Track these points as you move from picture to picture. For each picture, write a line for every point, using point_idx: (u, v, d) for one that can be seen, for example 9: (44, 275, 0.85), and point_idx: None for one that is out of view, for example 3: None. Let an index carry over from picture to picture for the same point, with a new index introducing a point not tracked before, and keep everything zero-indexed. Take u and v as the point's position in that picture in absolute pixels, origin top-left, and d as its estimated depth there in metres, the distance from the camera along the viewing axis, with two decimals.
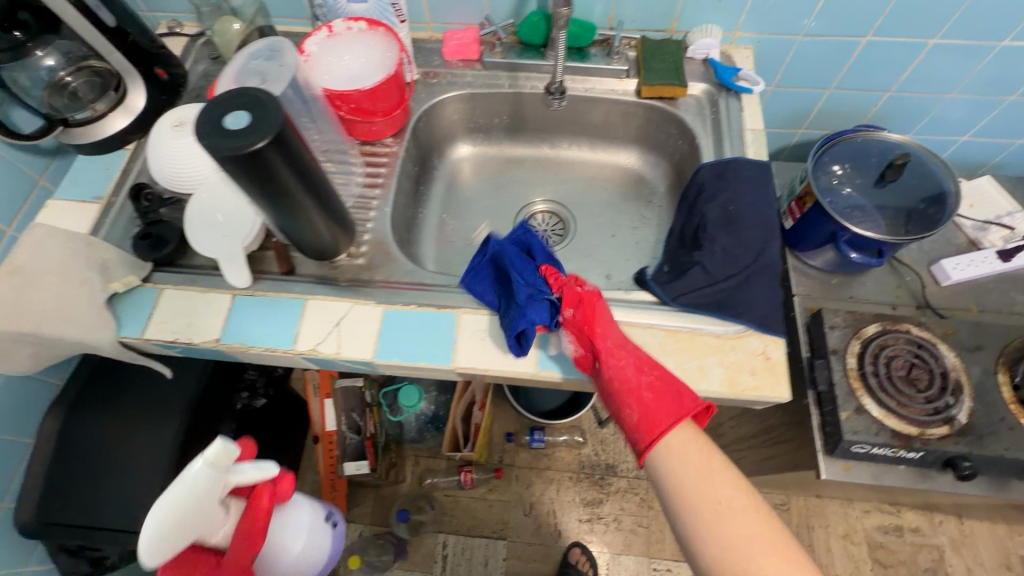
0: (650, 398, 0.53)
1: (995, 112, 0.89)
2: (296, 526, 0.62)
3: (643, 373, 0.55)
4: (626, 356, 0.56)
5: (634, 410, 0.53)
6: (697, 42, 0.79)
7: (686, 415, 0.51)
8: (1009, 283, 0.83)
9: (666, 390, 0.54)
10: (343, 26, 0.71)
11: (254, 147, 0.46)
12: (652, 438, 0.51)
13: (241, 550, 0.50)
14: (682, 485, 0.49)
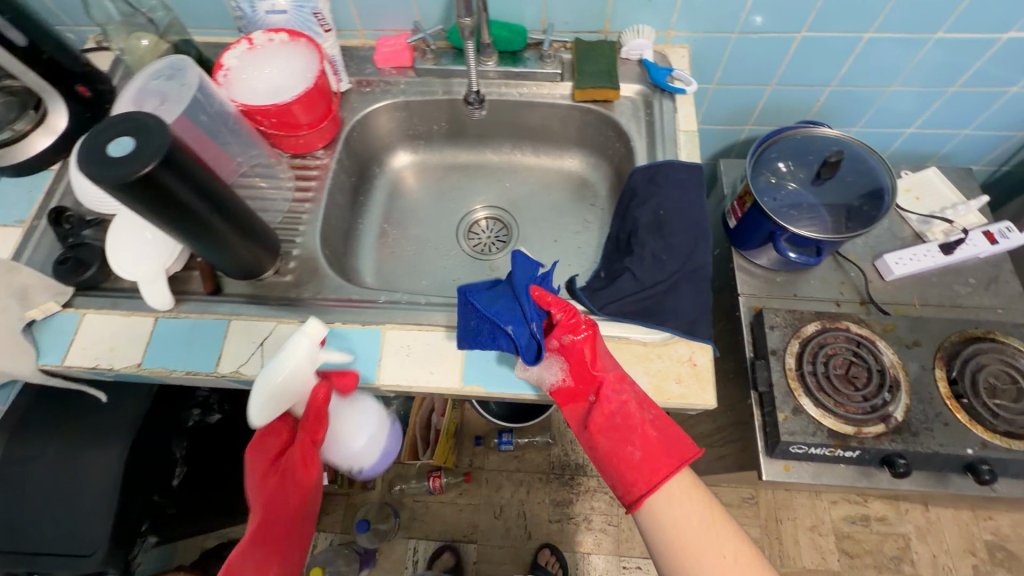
0: (654, 436, 0.56)
1: (938, 104, 0.86)
2: (361, 423, 0.64)
3: (647, 410, 0.57)
4: (630, 391, 0.57)
5: (639, 446, 0.55)
6: (630, 43, 0.78)
7: (688, 457, 0.54)
8: (951, 277, 0.84)
9: (669, 429, 0.56)
10: (263, 38, 0.70)
11: (140, 172, 0.44)
12: (655, 478, 0.54)
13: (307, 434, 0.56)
14: (690, 541, 0.52)
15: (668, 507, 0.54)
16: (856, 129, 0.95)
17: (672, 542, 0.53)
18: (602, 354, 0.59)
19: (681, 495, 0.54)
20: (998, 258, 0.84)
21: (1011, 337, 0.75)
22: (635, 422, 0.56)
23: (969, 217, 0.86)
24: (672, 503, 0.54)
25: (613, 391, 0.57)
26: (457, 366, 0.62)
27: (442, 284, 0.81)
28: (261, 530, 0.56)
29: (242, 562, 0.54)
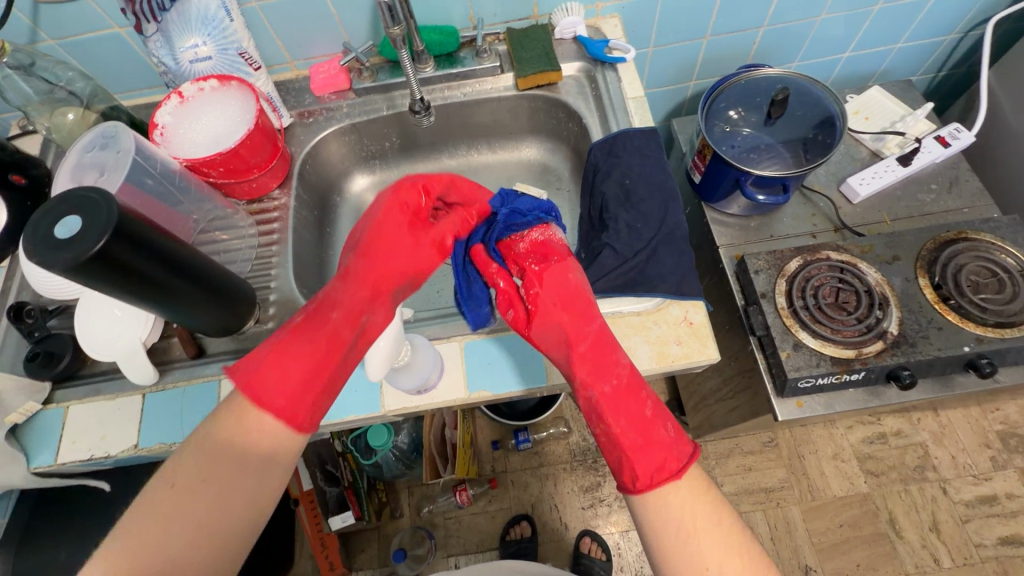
0: (602, 446, 0.54)
1: (869, 24, 0.88)
2: (421, 365, 0.58)
3: (591, 424, 0.55)
4: (585, 401, 0.55)
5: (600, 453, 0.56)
6: (562, 23, 0.78)
7: (623, 488, 0.51)
8: (915, 187, 0.86)
9: (616, 452, 0.52)
10: (193, 88, 0.68)
11: (92, 250, 0.43)
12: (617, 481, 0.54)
13: (452, 225, 0.65)
14: (672, 553, 0.47)
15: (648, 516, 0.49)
16: (796, 63, 0.97)
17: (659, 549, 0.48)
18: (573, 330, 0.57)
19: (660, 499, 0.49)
20: (954, 159, 0.87)
21: (982, 233, 0.77)
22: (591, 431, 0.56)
23: (919, 125, 0.88)
24: (648, 511, 0.49)
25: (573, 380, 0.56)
26: (460, 375, 0.61)
27: (428, 299, 0.80)
28: (369, 284, 0.55)
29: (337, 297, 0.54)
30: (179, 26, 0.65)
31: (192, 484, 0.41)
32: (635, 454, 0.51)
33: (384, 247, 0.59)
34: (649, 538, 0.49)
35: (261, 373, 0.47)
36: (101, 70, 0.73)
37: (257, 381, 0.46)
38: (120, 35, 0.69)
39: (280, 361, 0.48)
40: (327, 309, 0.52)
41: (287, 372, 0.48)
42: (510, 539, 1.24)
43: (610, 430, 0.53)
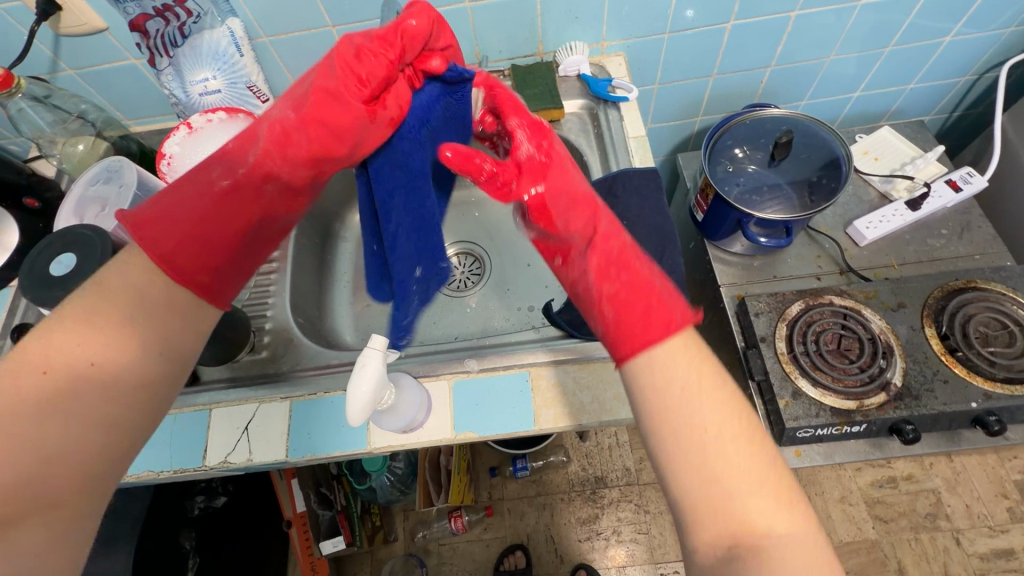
0: (615, 313, 0.47)
1: (879, 65, 0.87)
2: (410, 407, 0.57)
3: (601, 306, 0.48)
4: (599, 256, 0.50)
5: (604, 321, 0.48)
6: (566, 61, 0.78)
7: (662, 333, 0.44)
8: (924, 231, 0.84)
9: (636, 306, 0.46)
10: (202, 120, 0.69)
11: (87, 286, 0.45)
12: (628, 343, 0.45)
13: (402, 93, 0.49)
14: (673, 418, 0.41)
15: (646, 377, 0.44)
16: (804, 101, 0.96)
17: (653, 411, 0.42)
18: (566, 195, 0.52)
19: (669, 356, 0.44)
20: (965, 204, 0.84)
21: (993, 282, 0.75)
22: (595, 297, 0.49)
23: (930, 169, 0.86)
24: (653, 371, 0.43)
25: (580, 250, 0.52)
26: (447, 415, 0.60)
27: (424, 330, 0.79)
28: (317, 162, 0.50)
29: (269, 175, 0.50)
30: (190, 59, 0.68)
31: (65, 390, 0.38)
32: (660, 299, 0.47)
33: (333, 139, 0.48)
34: (646, 404, 0.43)
35: (176, 247, 0.45)
36: (118, 100, 0.76)
37: (193, 264, 0.46)
38: (135, 67, 0.71)
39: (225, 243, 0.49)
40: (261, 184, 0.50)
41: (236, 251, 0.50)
42: (504, 569, 1.22)
43: (633, 277, 0.48)
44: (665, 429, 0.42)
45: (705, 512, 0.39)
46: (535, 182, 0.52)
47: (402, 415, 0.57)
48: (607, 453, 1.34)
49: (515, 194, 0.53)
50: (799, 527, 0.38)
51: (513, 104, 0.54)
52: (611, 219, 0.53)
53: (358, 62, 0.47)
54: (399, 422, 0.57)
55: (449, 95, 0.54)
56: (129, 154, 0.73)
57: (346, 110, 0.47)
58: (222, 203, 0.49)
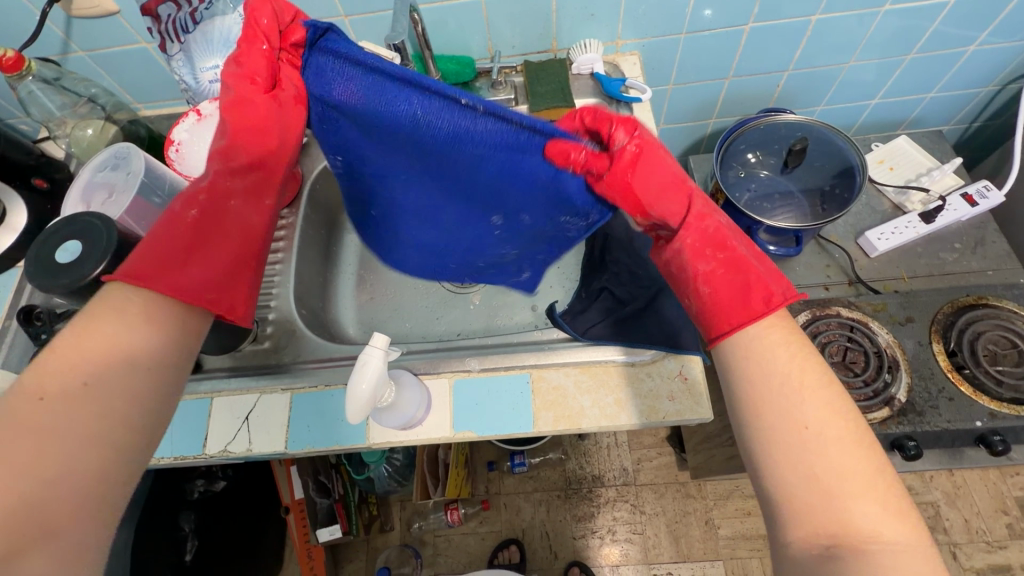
0: (712, 290, 0.48)
1: (899, 72, 0.85)
2: (411, 404, 0.58)
3: (697, 284, 0.48)
4: (695, 236, 0.49)
5: (698, 299, 0.49)
6: (580, 58, 0.77)
7: (760, 314, 0.45)
8: (937, 244, 0.82)
9: (735, 293, 0.47)
10: (213, 107, 0.68)
11: (93, 272, 0.45)
12: (730, 321, 0.46)
13: (291, 72, 0.49)
14: (766, 409, 0.42)
15: (740, 365, 0.45)
16: (821, 107, 0.94)
17: (749, 401, 0.43)
18: (662, 191, 0.49)
19: (770, 344, 0.44)
20: (981, 219, 0.83)
21: (1005, 300, 0.74)
22: (689, 274, 0.49)
23: (946, 180, 0.85)
24: (748, 363, 0.44)
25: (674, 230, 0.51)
26: (446, 413, 0.60)
27: (427, 325, 0.80)
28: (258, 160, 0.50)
29: (231, 189, 0.48)
30: (201, 46, 0.67)
31: (63, 406, 0.36)
32: (760, 274, 0.47)
33: (258, 136, 0.50)
34: (741, 393, 0.44)
35: (172, 278, 0.42)
36: (128, 83, 0.76)
37: (207, 287, 0.44)
38: (146, 50, 0.70)
39: (229, 260, 0.46)
40: (227, 201, 0.48)
41: (242, 267, 0.47)
42: (497, 563, 1.23)
43: (730, 255, 0.49)
44: (762, 423, 0.42)
45: (804, 514, 0.39)
46: (626, 182, 0.47)
47: (403, 413, 0.57)
48: (606, 452, 1.34)
49: (608, 181, 0.47)
50: (903, 532, 0.37)
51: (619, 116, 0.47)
52: (705, 201, 0.51)
53: (240, 62, 0.48)
54: (400, 420, 0.57)
55: (325, 54, 0.47)
56: (138, 138, 0.73)
57: (258, 105, 0.49)
58: (203, 228, 0.45)
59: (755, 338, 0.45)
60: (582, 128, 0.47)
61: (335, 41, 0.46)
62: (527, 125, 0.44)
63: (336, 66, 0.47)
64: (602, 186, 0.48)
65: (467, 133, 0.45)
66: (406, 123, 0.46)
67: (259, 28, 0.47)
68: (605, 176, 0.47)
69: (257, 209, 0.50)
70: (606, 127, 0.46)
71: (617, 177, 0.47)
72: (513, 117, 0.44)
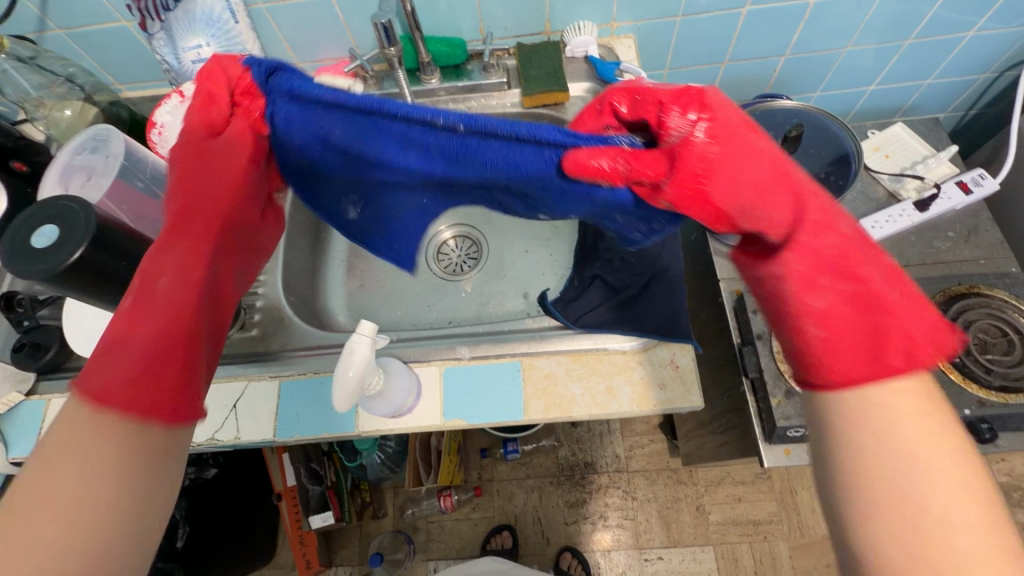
0: (826, 334, 0.39)
1: (898, 57, 0.84)
2: (401, 392, 0.57)
3: (804, 325, 0.40)
4: (806, 259, 0.40)
5: (806, 339, 0.40)
6: (574, 41, 0.75)
7: (890, 375, 0.37)
8: (930, 233, 0.82)
9: (858, 338, 0.39)
10: (194, 88, 0.67)
11: (73, 256, 0.43)
12: (852, 372, 0.38)
13: (239, 131, 0.44)
14: (878, 485, 0.35)
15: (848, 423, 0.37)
16: (818, 93, 0.93)
17: (852, 465, 0.36)
18: (763, 189, 0.38)
19: (884, 405, 0.36)
20: (975, 207, 0.83)
21: (997, 289, 0.74)
22: (795, 311, 0.40)
23: (941, 169, 0.84)
24: (858, 423, 0.37)
25: (774, 247, 0.41)
26: (436, 402, 0.60)
27: (417, 312, 0.79)
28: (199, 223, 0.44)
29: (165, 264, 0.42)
30: (182, 25, 0.65)
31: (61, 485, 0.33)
32: (897, 317, 0.38)
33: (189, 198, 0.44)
34: (843, 462, 0.36)
35: (103, 379, 0.37)
36: (109, 62, 0.74)
37: (122, 394, 0.37)
38: (126, 29, 0.68)
39: (154, 356, 0.38)
40: (153, 283, 0.41)
41: (174, 348, 0.39)
42: (490, 548, 1.24)
43: (856, 288, 0.40)
44: (871, 494, 0.35)
45: None
46: (699, 189, 0.37)
47: (391, 401, 0.57)
48: (599, 439, 1.35)
49: (660, 192, 0.37)
50: None
51: (673, 92, 0.39)
52: (821, 202, 0.41)
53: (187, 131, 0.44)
54: (390, 408, 0.57)
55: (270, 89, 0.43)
56: (120, 120, 0.71)
57: (207, 164, 0.45)
58: (133, 319, 0.39)
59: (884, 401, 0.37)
60: (617, 122, 0.44)
61: (287, 78, 0.42)
62: (545, 140, 0.37)
63: (298, 109, 0.42)
64: (664, 202, 0.38)
65: (478, 152, 0.40)
66: (399, 147, 0.42)
67: (207, 89, 0.44)
68: (666, 188, 0.37)
69: (184, 285, 0.41)
70: (661, 110, 0.39)
71: (680, 188, 0.36)
72: (519, 130, 0.37)
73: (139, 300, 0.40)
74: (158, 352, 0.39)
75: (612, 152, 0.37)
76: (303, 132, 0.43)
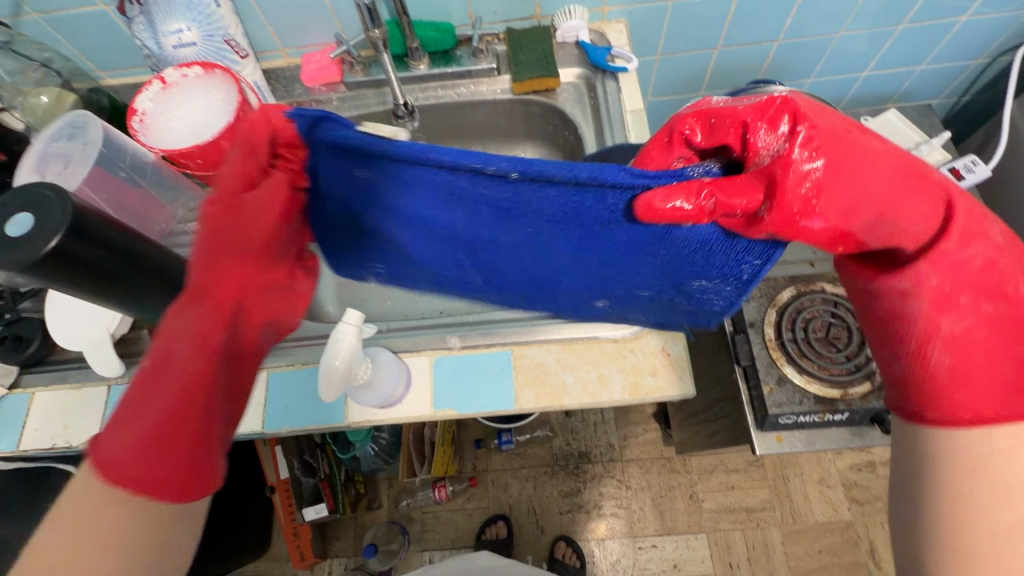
0: (956, 359, 0.41)
1: (890, 42, 0.83)
2: (390, 381, 0.57)
3: (934, 351, 0.41)
4: (943, 274, 0.40)
5: (937, 367, 0.41)
6: (564, 26, 0.74)
7: None
8: None
9: (990, 362, 0.40)
10: (176, 74, 0.65)
11: (49, 245, 0.42)
12: (989, 405, 0.40)
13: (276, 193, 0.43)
14: (981, 539, 0.38)
15: (976, 477, 0.38)
16: (811, 79, 0.92)
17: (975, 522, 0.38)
18: (893, 200, 0.38)
19: (1007, 454, 0.39)
20: (967, 193, 0.82)
21: None
22: (925, 334, 0.41)
23: (934, 155, 0.84)
24: (987, 479, 0.38)
25: (906, 258, 0.41)
26: (426, 392, 0.60)
27: (408, 302, 0.78)
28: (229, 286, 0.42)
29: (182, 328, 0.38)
30: (162, 9, 0.63)
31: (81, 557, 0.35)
32: None
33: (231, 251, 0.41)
34: (965, 517, 0.38)
35: (129, 454, 0.36)
36: (88, 49, 0.72)
37: (133, 463, 0.36)
38: (105, 13, 0.66)
39: (179, 423, 0.37)
40: (172, 343, 0.38)
41: (185, 432, 0.37)
42: (485, 538, 1.24)
43: (1000, 309, 0.40)
44: (991, 555, 0.37)
45: None
46: (809, 211, 0.35)
47: (379, 392, 0.56)
48: (593, 429, 1.35)
49: (761, 224, 0.36)
50: None
51: (756, 105, 0.35)
52: (970, 205, 0.41)
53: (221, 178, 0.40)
54: (378, 398, 0.56)
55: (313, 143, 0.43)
56: (100, 107, 0.70)
57: (233, 222, 0.40)
58: (154, 393, 0.37)
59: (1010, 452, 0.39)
60: (689, 150, 0.40)
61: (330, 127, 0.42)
62: (608, 183, 0.37)
63: (344, 157, 0.42)
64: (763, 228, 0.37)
65: (531, 199, 0.41)
66: (445, 197, 0.43)
67: (251, 141, 0.41)
68: (766, 214, 0.35)
69: (204, 348, 0.38)
70: (746, 129, 0.36)
71: (782, 216, 0.35)
72: (580, 173, 0.37)
73: (159, 370, 0.38)
74: (175, 429, 0.37)
75: (687, 193, 0.36)
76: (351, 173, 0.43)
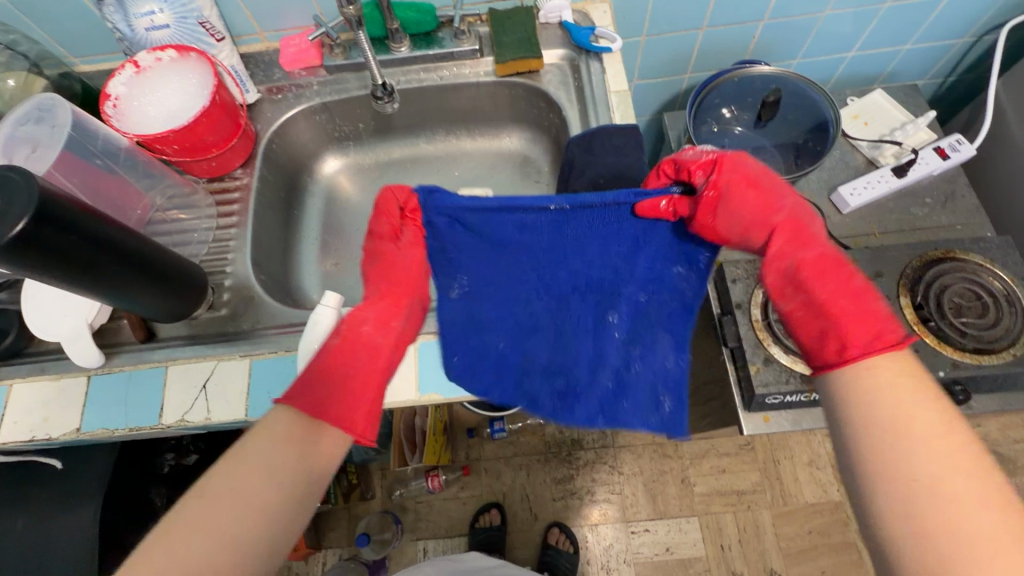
0: (799, 318, 0.54)
1: (876, 22, 0.83)
2: None
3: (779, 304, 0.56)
4: (775, 272, 0.56)
5: (791, 322, 0.55)
6: (548, 5, 0.73)
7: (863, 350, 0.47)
8: (907, 200, 0.82)
9: (837, 306, 0.51)
10: (150, 58, 0.64)
11: (16, 229, 0.41)
12: (835, 349, 0.49)
13: (412, 247, 0.60)
14: (877, 459, 0.42)
15: (846, 395, 0.47)
16: (797, 60, 0.92)
17: (863, 439, 0.43)
18: (741, 214, 0.56)
19: (874, 380, 0.46)
20: (953, 172, 0.82)
21: (971, 253, 0.74)
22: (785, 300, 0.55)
23: (919, 135, 0.84)
24: (860, 404, 0.45)
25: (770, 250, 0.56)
26: (411, 376, 0.58)
27: None
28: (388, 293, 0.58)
29: (363, 316, 0.55)
30: None
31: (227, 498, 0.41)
32: (857, 315, 0.50)
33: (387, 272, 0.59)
34: (855, 437, 0.44)
35: (321, 389, 0.49)
36: (58, 34, 0.70)
37: (330, 399, 0.49)
38: None
39: (344, 381, 0.51)
40: (359, 325, 0.54)
41: (365, 381, 0.52)
42: (478, 526, 1.24)
43: (832, 291, 0.52)
44: (872, 463, 0.42)
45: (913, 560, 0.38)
46: (709, 220, 0.55)
47: None
48: None
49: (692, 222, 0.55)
50: None
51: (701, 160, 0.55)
52: (796, 225, 0.56)
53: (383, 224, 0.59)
54: None
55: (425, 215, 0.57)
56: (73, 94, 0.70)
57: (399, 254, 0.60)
58: (344, 356, 0.52)
59: (859, 376, 0.47)
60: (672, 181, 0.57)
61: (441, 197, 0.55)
62: (623, 201, 0.51)
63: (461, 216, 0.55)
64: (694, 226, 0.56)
65: (573, 218, 0.53)
66: (513, 230, 0.55)
67: (386, 207, 0.59)
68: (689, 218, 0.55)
69: (383, 331, 0.55)
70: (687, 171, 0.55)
71: (702, 218, 0.55)
72: (606, 198, 0.51)
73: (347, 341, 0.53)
74: (356, 377, 0.52)
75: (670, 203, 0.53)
76: (452, 237, 0.58)
